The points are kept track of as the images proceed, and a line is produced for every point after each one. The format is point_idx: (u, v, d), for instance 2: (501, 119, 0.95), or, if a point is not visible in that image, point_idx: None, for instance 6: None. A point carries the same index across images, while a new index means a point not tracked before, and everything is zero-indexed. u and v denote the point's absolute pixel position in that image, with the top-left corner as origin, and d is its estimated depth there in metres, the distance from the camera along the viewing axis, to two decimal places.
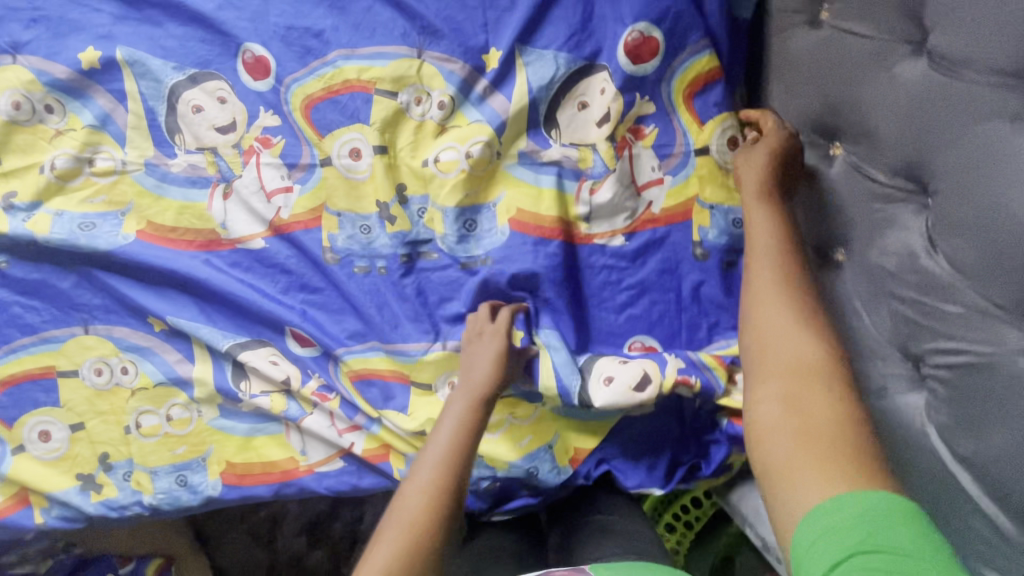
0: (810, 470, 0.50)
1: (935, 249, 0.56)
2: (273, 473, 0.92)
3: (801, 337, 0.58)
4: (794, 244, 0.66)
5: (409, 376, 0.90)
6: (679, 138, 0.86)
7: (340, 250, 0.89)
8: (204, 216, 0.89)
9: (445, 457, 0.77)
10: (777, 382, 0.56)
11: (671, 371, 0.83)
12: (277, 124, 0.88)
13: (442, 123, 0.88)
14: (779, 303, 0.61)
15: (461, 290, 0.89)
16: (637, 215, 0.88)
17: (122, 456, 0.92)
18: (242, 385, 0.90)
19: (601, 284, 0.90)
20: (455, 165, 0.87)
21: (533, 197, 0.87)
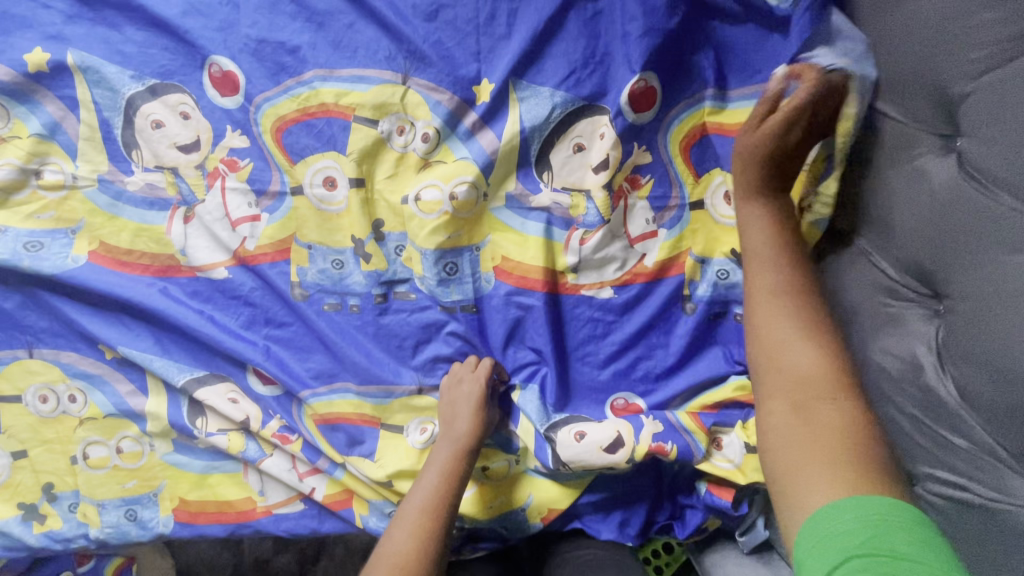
0: (815, 471, 0.49)
1: (944, 370, 0.52)
2: (228, 513, 0.87)
3: (808, 343, 0.56)
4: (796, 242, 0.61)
5: (380, 419, 0.85)
6: (674, 189, 0.81)
7: (310, 286, 0.84)
8: (163, 241, 0.83)
9: (422, 514, 0.77)
10: (783, 391, 0.54)
11: (645, 437, 0.79)
12: (245, 146, 0.82)
13: (426, 157, 0.81)
14: (785, 312, 0.58)
15: (437, 334, 0.85)
16: (628, 267, 0.82)
17: (67, 487, 0.87)
18: (198, 421, 0.85)
19: (586, 338, 0.84)
20: (438, 206, 0.80)
21: (519, 243, 0.82)
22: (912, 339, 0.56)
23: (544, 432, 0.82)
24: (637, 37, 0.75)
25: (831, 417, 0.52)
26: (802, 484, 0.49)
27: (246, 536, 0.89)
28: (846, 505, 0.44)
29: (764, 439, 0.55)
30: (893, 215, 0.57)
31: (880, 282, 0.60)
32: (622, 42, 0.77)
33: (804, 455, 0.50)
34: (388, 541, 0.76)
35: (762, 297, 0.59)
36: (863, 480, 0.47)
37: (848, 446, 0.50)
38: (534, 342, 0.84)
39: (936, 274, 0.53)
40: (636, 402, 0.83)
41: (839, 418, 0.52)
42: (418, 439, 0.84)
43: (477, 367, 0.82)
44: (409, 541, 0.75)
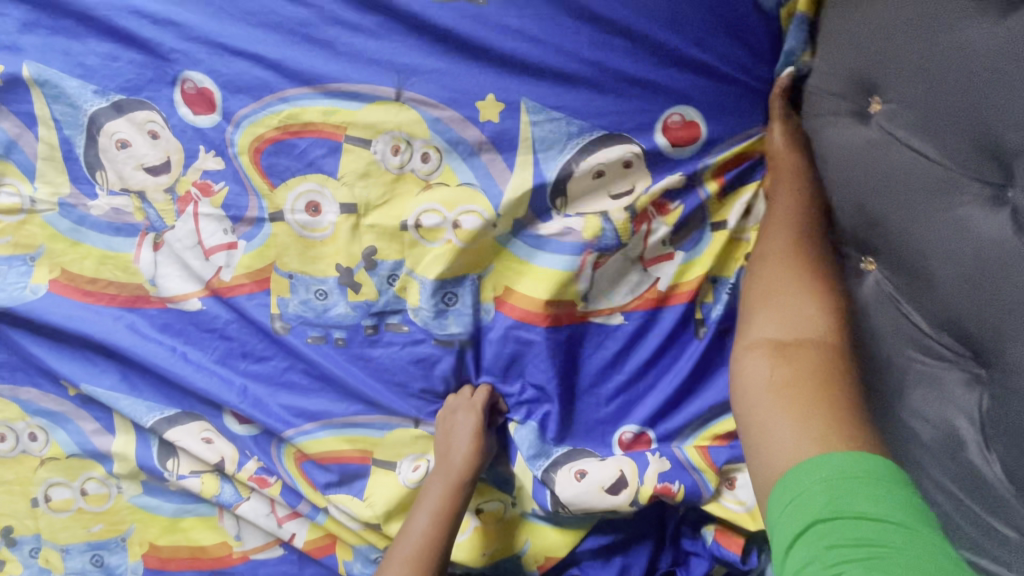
0: (788, 421, 0.54)
1: (990, 449, 0.49)
2: (203, 559, 0.81)
3: (805, 301, 0.60)
4: (812, 219, 0.66)
5: (371, 455, 0.79)
6: (699, 213, 0.74)
7: (291, 318, 0.77)
8: (131, 269, 0.77)
9: (418, 555, 0.73)
10: (771, 335, 0.60)
11: (650, 477, 0.75)
12: (220, 168, 0.75)
13: (426, 178, 0.74)
14: (789, 274, 0.62)
15: (430, 370, 0.78)
16: (640, 291, 0.76)
17: (28, 531, 0.81)
18: (169, 463, 0.79)
19: (590, 375, 0.78)
20: (440, 234, 0.74)
21: (522, 274, 0.76)
22: (950, 406, 0.52)
23: (540, 476, 0.77)
24: (648, 56, 0.69)
25: (818, 383, 0.55)
26: (773, 426, 0.54)
27: None
28: (814, 468, 0.49)
29: (742, 379, 0.60)
30: (928, 267, 0.52)
31: (911, 335, 0.55)
32: (634, 58, 0.70)
33: (774, 398, 0.56)
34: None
35: (769, 249, 0.65)
36: (837, 438, 0.51)
37: (827, 395, 0.54)
38: (534, 378, 0.78)
39: (980, 339, 0.49)
40: (645, 433, 0.78)
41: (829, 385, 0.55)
42: (410, 477, 0.78)
43: (472, 398, 0.78)
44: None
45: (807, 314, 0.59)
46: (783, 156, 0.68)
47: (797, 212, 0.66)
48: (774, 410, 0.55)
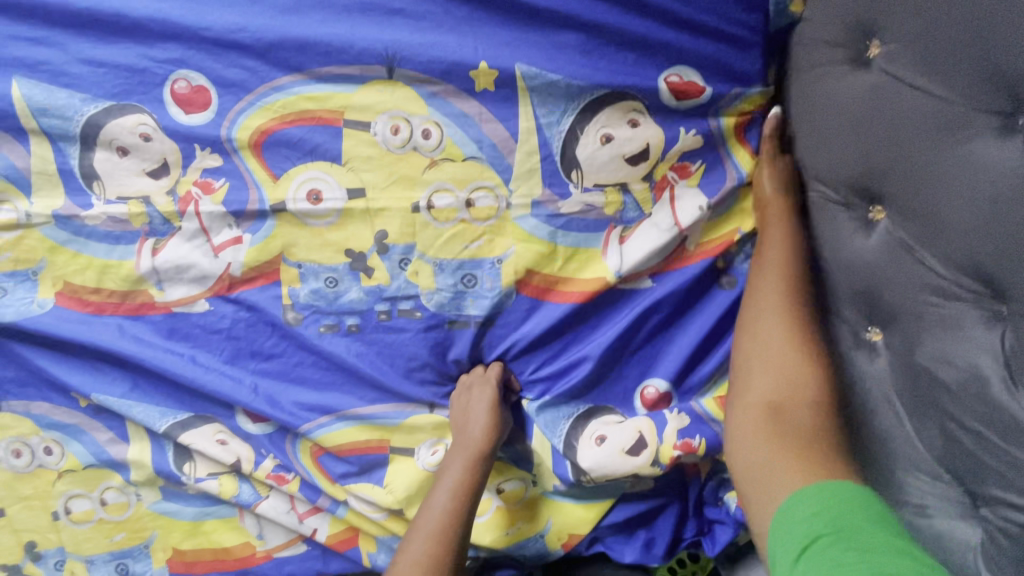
0: (783, 475, 0.56)
1: (1014, 383, 0.47)
2: (227, 560, 0.81)
3: (798, 372, 0.63)
4: (805, 292, 0.67)
5: (388, 443, 0.79)
6: (727, 172, 0.75)
7: (303, 307, 0.77)
8: (134, 277, 0.76)
9: (440, 531, 0.71)
10: (761, 392, 0.63)
11: (669, 435, 0.75)
12: (218, 164, 0.75)
13: (431, 156, 0.74)
14: (781, 340, 0.65)
15: (450, 350, 0.79)
16: (668, 253, 0.76)
17: (51, 545, 0.80)
18: (185, 467, 0.79)
19: (607, 349, 0.76)
20: (453, 213, 0.75)
21: (547, 253, 0.76)
22: (970, 345, 0.50)
23: (561, 447, 0.77)
24: (638, 19, 0.69)
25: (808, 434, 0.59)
26: (772, 472, 0.57)
27: None
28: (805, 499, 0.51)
29: (733, 440, 0.64)
30: (942, 207, 0.52)
31: (929, 281, 0.54)
32: (623, 23, 0.69)
33: (769, 446, 0.59)
34: (404, 554, 0.71)
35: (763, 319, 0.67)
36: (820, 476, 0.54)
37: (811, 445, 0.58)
38: (553, 346, 0.79)
39: (1000, 274, 0.48)
40: (668, 392, 0.77)
41: (817, 433, 0.59)
42: (428, 461, 0.78)
43: (485, 372, 0.78)
44: (426, 556, 0.70)
45: (796, 358, 0.63)
46: (774, 199, 0.70)
47: (792, 254, 0.68)
48: (765, 449, 0.59)
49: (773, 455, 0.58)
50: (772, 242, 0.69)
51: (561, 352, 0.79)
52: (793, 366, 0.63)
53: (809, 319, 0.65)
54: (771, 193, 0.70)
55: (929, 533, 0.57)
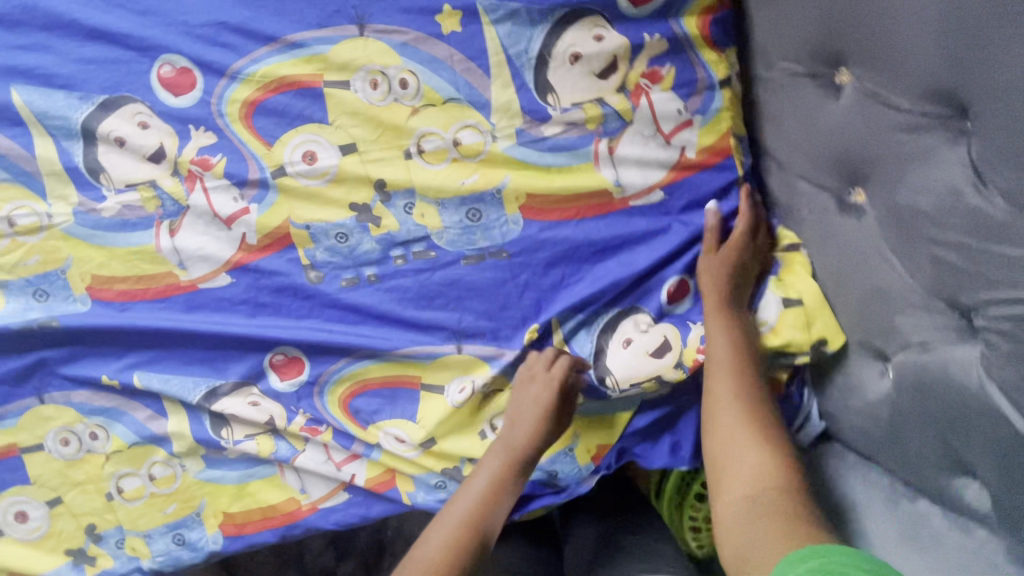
0: (773, 554, 0.54)
1: (985, 183, 0.49)
2: (275, 517, 0.85)
3: (756, 455, 0.65)
4: (749, 374, 0.70)
5: (420, 379, 0.81)
6: (699, 71, 0.77)
7: (322, 265, 0.80)
8: (156, 259, 0.79)
9: (436, 572, 0.70)
10: (734, 493, 0.63)
11: (693, 339, 0.77)
12: (213, 141, 0.76)
13: (413, 104, 0.77)
14: (741, 440, 0.66)
15: (466, 290, 0.80)
16: (671, 164, 0.79)
17: (110, 525, 0.85)
18: (223, 432, 0.82)
19: (621, 259, 0.79)
20: (444, 155, 0.78)
21: (541, 175, 0.78)
22: (943, 166, 0.52)
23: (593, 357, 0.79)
24: None
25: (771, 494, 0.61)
26: (761, 555, 0.55)
27: (298, 537, 0.87)
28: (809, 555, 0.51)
29: (721, 530, 0.62)
30: (897, 42, 0.54)
31: (897, 120, 0.57)
32: None
33: (754, 527, 0.58)
34: (421, 548, 0.73)
35: (723, 435, 0.68)
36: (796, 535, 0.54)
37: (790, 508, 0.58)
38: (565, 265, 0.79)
39: (958, 85, 0.50)
40: (684, 278, 0.79)
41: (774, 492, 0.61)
42: (457, 398, 0.80)
43: (536, 361, 0.78)
44: (439, 552, 0.72)
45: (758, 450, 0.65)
46: (711, 303, 0.74)
47: (739, 363, 0.71)
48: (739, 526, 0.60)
49: (749, 527, 0.58)
50: (714, 340, 0.72)
51: (582, 273, 0.79)
52: (749, 448, 0.65)
53: (760, 412, 0.68)
54: (710, 286, 0.74)
55: (934, 363, 0.59)
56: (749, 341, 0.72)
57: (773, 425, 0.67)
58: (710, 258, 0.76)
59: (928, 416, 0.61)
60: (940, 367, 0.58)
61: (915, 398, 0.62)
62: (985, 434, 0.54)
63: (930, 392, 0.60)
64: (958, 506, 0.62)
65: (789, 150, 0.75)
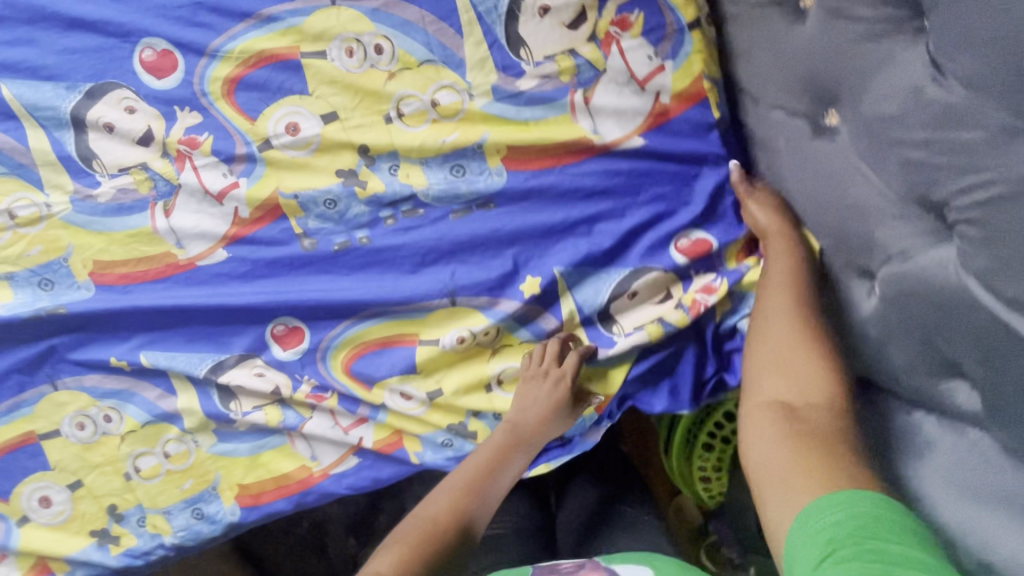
0: (798, 472, 0.57)
1: (942, 74, 0.51)
2: (289, 485, 0.87)
3: (808, 374, 0.65)
4: (807, 296, 0.70)
5: (418, 337, 0.84)
6: (667, 15, 0.78)
7: (315, 232, 0.82)
8: (154, 239, 0.81)
9: (432, 528, 0.75)
10: (772, 404, 0.65)
11: (692, 285, 0.83)
12: (199, 121, 0.78)
13: (390, 69, 0.78)
14: (791, 351, 0.67)
15: (455, 244, 0.82)
16: (648, 110, 0.80)
17: (130, 504, 0.87)
18: (232, 404, 0.85)
19: (603, 202, 0.82)
20: (423, 116, 0.79)
21: (520, 129, 0.80)
22: (906, 67, 0.54)
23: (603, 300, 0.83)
24: None
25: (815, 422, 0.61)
26: (784, 468, 0.58)
27: (313, 505, 0.89)
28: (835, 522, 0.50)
29: (748, 438, 0.65)
30: None
31: (859, 30, 0.59)
32: None
33: (787, 442, 0.60)
34: (428, 504, 0.78)
35: (770, 344, 0.69)
36: (829, 462, 0.56)
37: (823, 432, 0.60)
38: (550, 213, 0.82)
39: None
40: (666, 216, 0.82)
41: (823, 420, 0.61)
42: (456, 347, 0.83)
43: (546, 355, 0.82)
44: (447, 513, 0.77)
45: (811, 368, 0.65)
46: (774, 229, 0.75)
47: (795, 284, 0.71)
48: (779, 447, 0.61)
49: (777, 444, 0.61)
50: (775, 261, 0.73)
51: (566, 220, 0.82)
52: (802, 373, 0.65)
53: (821, 335, 0.68)
54: (762, 216, 0.76)
55: (915, 270, 0.60)
56: (808, 270, 0.72)
57: (833, 348, 0.67)
58: (762, 201, 0.78)
59: (912, 325, 0.62)
60: (919, 274, 0.59)
61: (899, 310, 0.63)
62: (964, 328, 0.54)
63: (913, 299, 0.60)
64: (949, 411, 0.62)
65: (760, 84, 0.77)
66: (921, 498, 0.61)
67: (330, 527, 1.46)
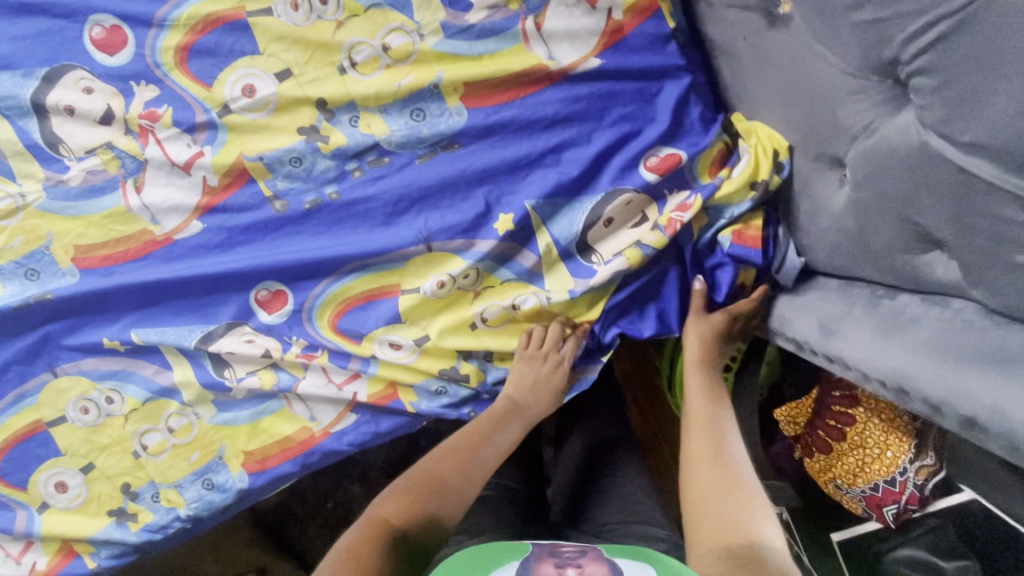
0: None
1: None
2: (292, 447, 0.89)
3: (747, 518, 0.62)
4: (731, 447, 0.72)
5: (399, 286, 0.84)
6: None
7: (285, 193, 0.83)
8: (129, 218, 0.82)
9: (432, 485, 0.73)
10: (712, 537, 0.62)
11: (668, 204, 0.81)
12: (156, 93, 0.79)
13: (337, 18, 0.78)
14: (731, 504, 0.64)
15: (423, 192, 0.82)
16: (601, 29, 0.79)
17: (143, 481, 0.90)
18: (227, 372, 0.86)
19: (567, 129, 0.81)
20: (376, 63, 0.79)
21: (475, 64, 0.79)
22: None
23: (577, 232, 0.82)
24: None
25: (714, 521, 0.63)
26: None
27: (318, 465, 0.91)
28: None
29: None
30: None
31: None
32: None
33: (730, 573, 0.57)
34: (434, 462, 0.76)
35: (700, 468, 0.69)
36: None
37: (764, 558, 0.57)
38: (515, 147, 0.81)
39: None
40: (633, 134, 0.81)
41: (722, 517, 0.63)
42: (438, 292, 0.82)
43: (546, 339, 0.85)
44: (454, 473, 0.75)
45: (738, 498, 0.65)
46: (694, 358, 0.81)
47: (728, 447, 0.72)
48: None
49: None
50: (694, 394, 0.79)
51: (533, 153, 0.81)
52: (702, 474, 0.68)
53: (744, 479, 0.68)
54: (693, 345, 0.81)
55: (881, 143, 0.58)
56: (726, 417, 0.77)
57: (752, 484, 0.67)
58: (699, 315, 0.82)
59: (885, 202, 0.60)
60: (884, 144, 0.57)
61: (870, 190, 0.61)
62: (930, 185, 0.52)
63: (883, 174, 0.58)
64: (933, 286, 0.60)
65: None
66: (902, 376, 0.56)
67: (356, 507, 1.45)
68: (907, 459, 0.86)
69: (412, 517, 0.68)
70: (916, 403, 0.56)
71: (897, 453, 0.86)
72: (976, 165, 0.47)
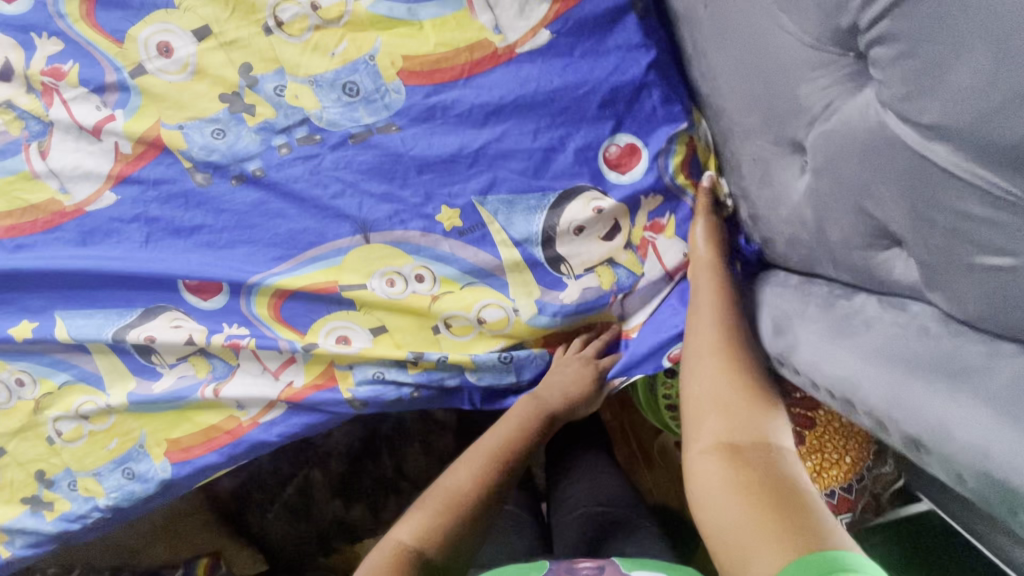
0: (755, 533, 0.52)
1: None
2: (219, 436, 0.83)
3: (755, 413, 0.61)
4: (739, 334, 0.67)
5: (337, 281, 0.76)
6: None
7: (205, 165, 0.76)
8: (36, 186, 0.76)
9: (459, 498, 0.71)
10: (718, 427, 0.61)
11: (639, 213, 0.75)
12: (60, 48, 0.74)
13: None
14: (743, 395, 0.62)
15: (356, 171, 0.76)
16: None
17: (58, 468, 0.84)
18: (155, 357, 0.80)
19: (517, 106, 0.74)
20: (305, 24, 0.74)
21: (413, 33, 0.73)
22: None
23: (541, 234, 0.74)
24: None
25: (759, 553, 0.51)
26: (743, 525, 0.54)
27: (246, 456, 0.84)
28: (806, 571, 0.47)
29: (697, 477, 0.60)
30: None
31: None
32: None
33: (739, 499, 0.55)
34: (449, 475, 0.74)
35: (709, 365, 0.65)
36: (778, 506, 0.53)
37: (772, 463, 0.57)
38: (455, 122, 0.74)
39: None
40: (586, 113, 0.73)
41: (764, 550, 0.51)
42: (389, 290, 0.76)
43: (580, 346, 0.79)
44: (470, 482, 0.72)
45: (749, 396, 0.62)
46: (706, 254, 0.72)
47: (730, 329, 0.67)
48: (722, 475, 0.58)
49: (733, 490, 0.56)
50: (701, 285, 0.70)
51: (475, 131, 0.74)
52: (696, 360, 0.67)
53: (750, 364, 0.65)
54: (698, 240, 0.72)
55: (839, 125, 0.52)
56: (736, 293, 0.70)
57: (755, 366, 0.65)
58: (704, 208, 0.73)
59: (839, 191, 0.54)
60: (841, 126, 0.52)
61: (826, 177, 0.55)
62: (887, 171, 0.47)
63: (841, 160, 0.52)
64: (890, 286, 0.54)
65: None
66: (853, 387, 0.51)
67: (315, 492, 1.38)
68: (865, 464, 0.81)
69: (438, 540, 0.67)
70: (862, 417, 0.52)
71: (856, 457, 0.81)
72: (939, 149, 0.42)
